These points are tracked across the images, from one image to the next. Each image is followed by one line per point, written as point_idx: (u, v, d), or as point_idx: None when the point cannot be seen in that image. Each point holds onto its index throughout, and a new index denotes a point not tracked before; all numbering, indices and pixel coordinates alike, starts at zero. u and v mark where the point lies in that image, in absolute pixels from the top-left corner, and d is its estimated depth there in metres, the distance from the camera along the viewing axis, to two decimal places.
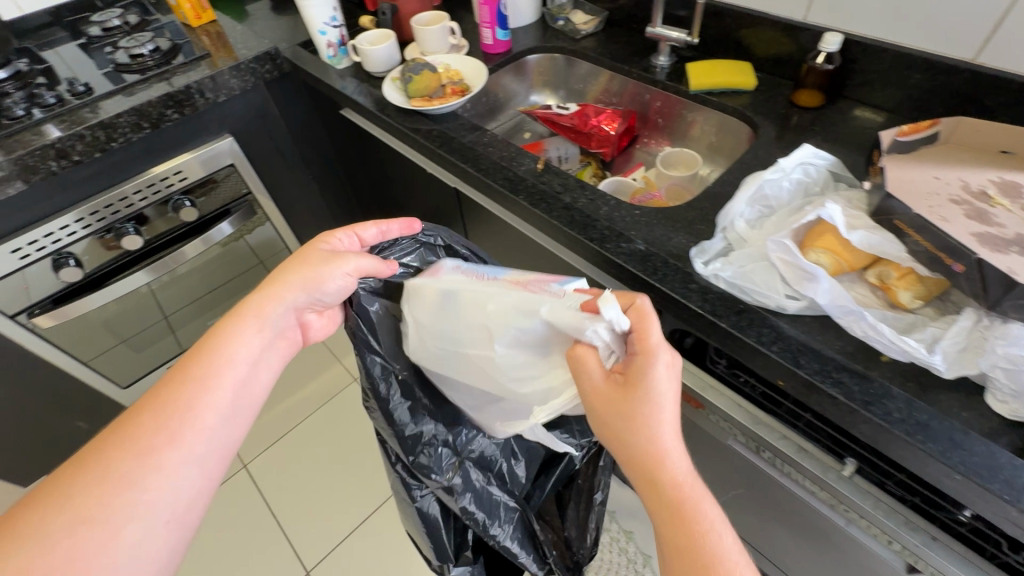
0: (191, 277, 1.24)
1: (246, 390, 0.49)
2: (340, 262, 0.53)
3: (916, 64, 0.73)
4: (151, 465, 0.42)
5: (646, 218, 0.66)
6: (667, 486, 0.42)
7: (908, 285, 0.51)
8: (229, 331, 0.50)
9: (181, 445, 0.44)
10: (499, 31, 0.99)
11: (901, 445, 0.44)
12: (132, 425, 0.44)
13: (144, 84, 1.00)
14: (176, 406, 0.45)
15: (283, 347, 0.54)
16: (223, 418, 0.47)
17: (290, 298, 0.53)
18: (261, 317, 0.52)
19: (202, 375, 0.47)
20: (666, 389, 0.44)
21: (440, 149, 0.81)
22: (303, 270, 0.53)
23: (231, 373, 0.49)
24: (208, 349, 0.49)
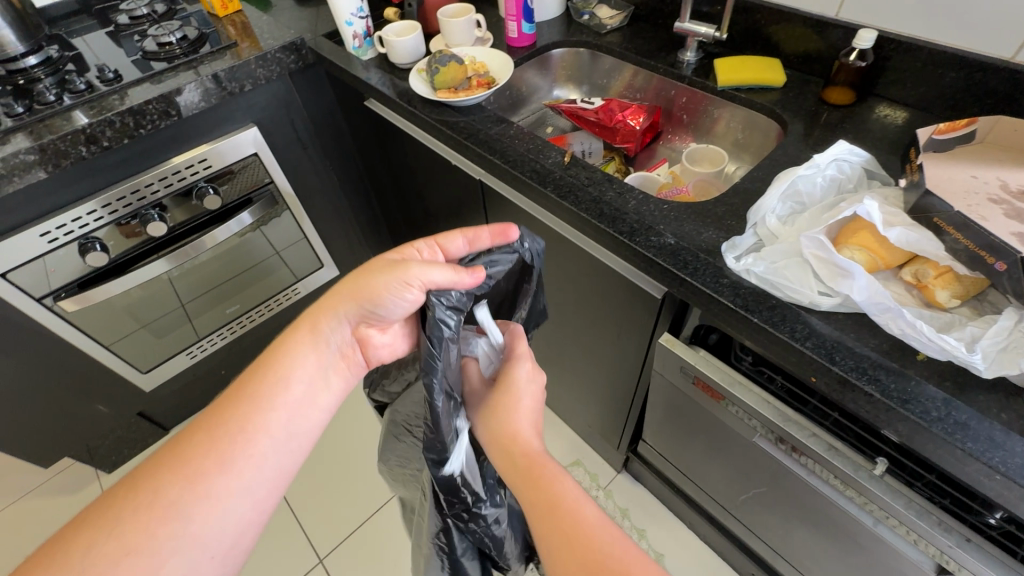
0: (212, 265, 1.25)
1: (301, 413, 0.49)
2: (405, 271, 0.48)
3: (951, 62, 0.72)
4: (198, 493, 0.43)
5: (675, 212, 0.65)
6: (520, 458, 0.51)
7: (946, 283, 0.50)
8: (289, 351, 0.50)
9: (230, 472, 0.45)
10: (524, 24, 0.99)
11: (938, 444, 0.44)
12: (184, 451, 0.44)
13: (172, 72, 1.01)
14: (228, 434, 0.46)
15: (341, 364, 0.53)
16: (275, 444, 0.47)
17: (345, 312, 0.52)
18: (317, 337, 0.51)
19: (258, 399, 0.48)
20: (519, 391, 0.56)
21: (467, 141, 0.81)
22: (363, 283, 0.50)
23: (286, 397, 0.49)
24: (265, 371, 0.49)
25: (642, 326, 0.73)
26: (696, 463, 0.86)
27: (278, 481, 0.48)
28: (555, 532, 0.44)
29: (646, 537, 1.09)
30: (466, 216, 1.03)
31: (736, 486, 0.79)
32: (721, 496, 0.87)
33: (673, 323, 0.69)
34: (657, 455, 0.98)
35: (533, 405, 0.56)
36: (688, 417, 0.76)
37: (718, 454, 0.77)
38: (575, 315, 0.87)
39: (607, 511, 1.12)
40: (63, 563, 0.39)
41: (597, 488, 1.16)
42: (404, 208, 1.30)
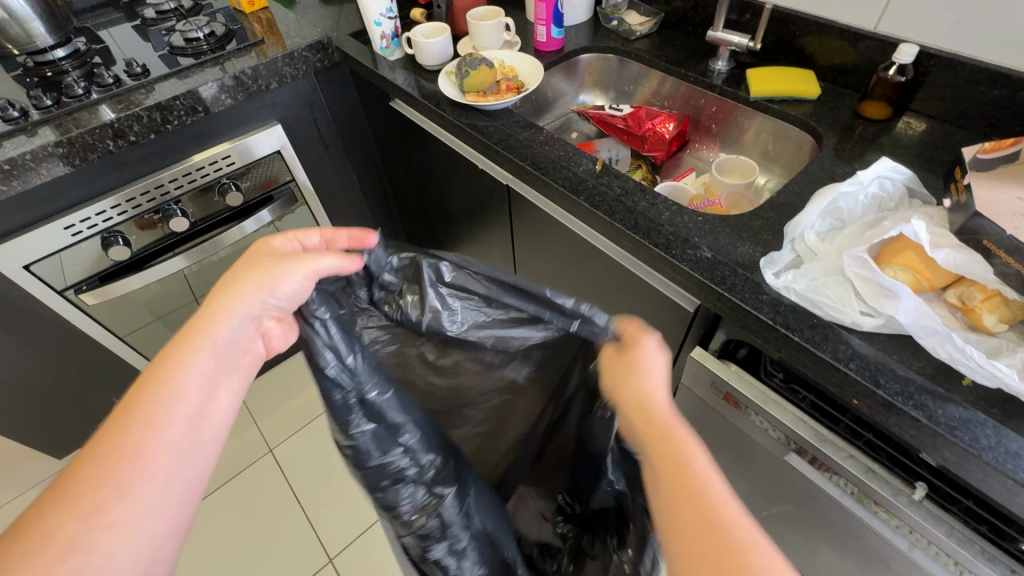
0: (230, 260, 1.25)
1: (201, 424, 0.43)
2: (293, 262, 0.47)
3: (994, 79, 0.71)
4: (91, 528, 0.37)
5: (710, 225, 0.64)
6: (655, 424, 0.42)
7: (993, 307, 0.49)
8: (176, 358, 0.44)
9: (127, 494, 0.38)
10: (553, 28, 0.98)
11: (985, 471, 0.43)
12: (70, 487, 0.38)
13: (198, 68, 1.01)
14: (121, 457, 0.39)
15: (243, 364, 0.48)
16: (178, 456, 0.41)
17: (243, 308, 0.47)
18: (209, 341, 0.46)
19: (148, 414, 0.41)
20: (658, 355, 0.46)
21: (497, 145, 0.80)
22: (239, 282, 0.47)
23: (173, 408, 0.42)
24: (153, 381, 0.43)
25: (672, 339, 0.72)
26: None
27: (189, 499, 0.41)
28: (689, 515, 0.36)
29: None
30: (488, 219, 1.03)
31: (757, 502, 0.79)
32: None
33: (703, 335, 0.69)
34: None
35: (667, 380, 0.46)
36: (713, 432, 0.75)
37: (742, 470, 0.76)
38: None
39: None
40: None
41: None
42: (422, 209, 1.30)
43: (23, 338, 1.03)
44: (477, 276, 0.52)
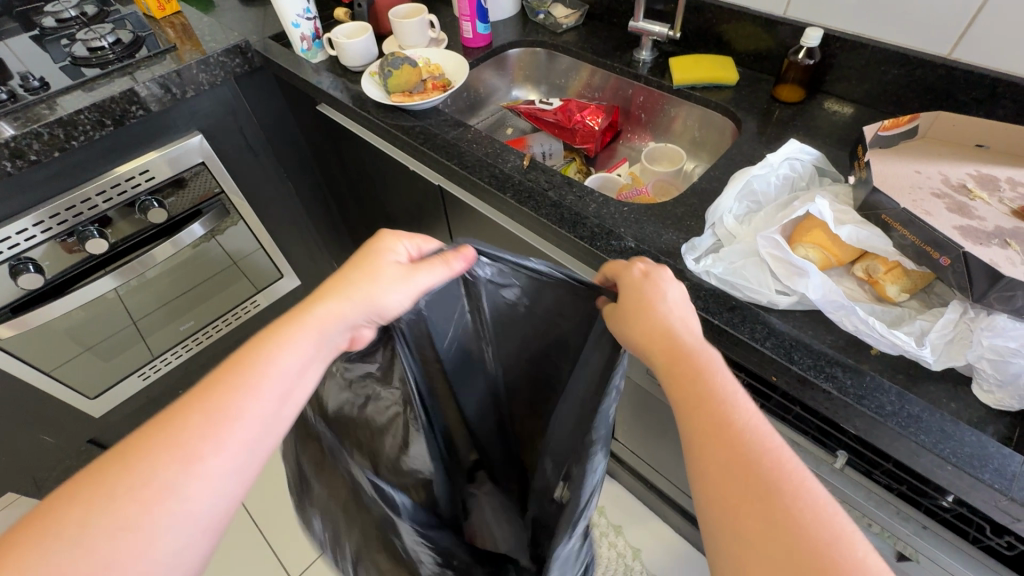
0: (161, 281, 1.19)
1: (286, 400, 0.43)
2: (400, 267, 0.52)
3: (893, 59, 0.74)
4: (194, 470, 0.37)
5: (635, 215, 0.65)
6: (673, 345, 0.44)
7: (895, 278, 0.51)
8: (289, 333, 0.45)
9: (225, 453, 0.39)
10: (479, 24, 0.97)
11: (895, 438, 0.45)
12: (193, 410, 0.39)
13: (105, 79, 0.95)
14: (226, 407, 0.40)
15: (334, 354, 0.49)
16: (265, 424, 0.41)
17: (350, 312, 0.49)
18: (320, 323, 0.47)
19: (256, 377, 0.42)
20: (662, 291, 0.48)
21: (423, 146, 0.79)
22: (369, 282, 0.50)
23: (279, 379, 0.43)
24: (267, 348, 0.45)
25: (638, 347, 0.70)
26: (669, 461, 0.88)
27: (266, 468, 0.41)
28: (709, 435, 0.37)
29: (623, 533, 1.14)
30: (428, 223, 1.01)
31: None
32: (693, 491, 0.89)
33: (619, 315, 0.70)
34: (631, 454, 0.99)
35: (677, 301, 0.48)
36: (655, 417, 0.77)
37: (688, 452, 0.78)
38: None
39: None
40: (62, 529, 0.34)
41: None
42: (364, 216, 1.28)
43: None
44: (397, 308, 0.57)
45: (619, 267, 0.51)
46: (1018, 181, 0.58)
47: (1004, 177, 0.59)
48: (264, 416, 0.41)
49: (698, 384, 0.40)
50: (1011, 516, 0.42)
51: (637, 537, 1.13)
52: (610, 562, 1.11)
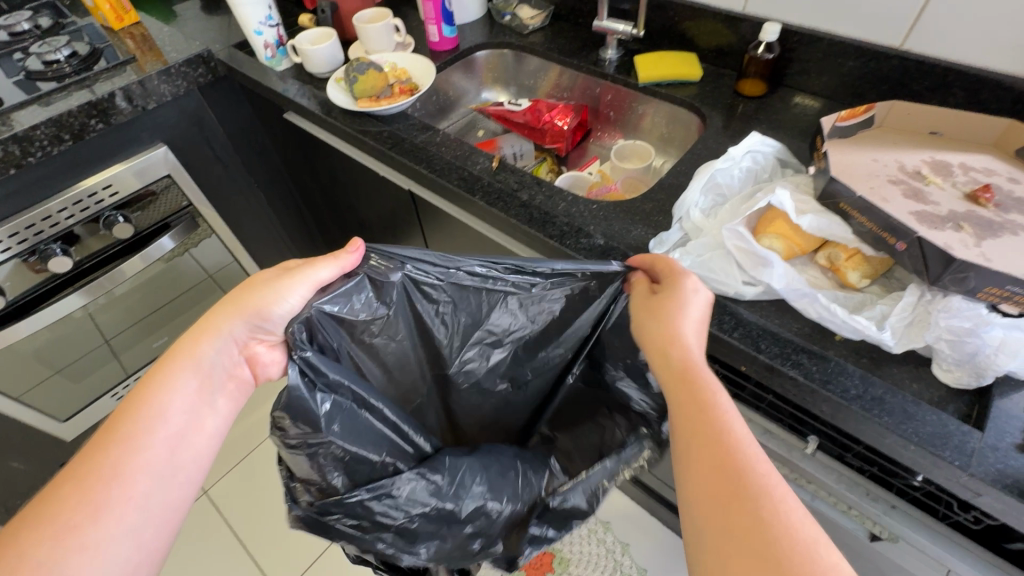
0: (130, 298, 1.16)
1: (177, 445, 0.49)
2: (292, 279, 0.55)
3: (848, 51, 0.76)
4: (75, 545, 0.42)
5: (604, 212, 0.65)
6: (676, 361, 0.46)
7: (856, 265, 0.53)
8: (165, 381, 0.51)
9: (102, 520, 0.44)
10: (445, 27, 0.97)
11: (860, 420, 0.46)
12: (73, 486, 0.44)
13: (62, 93, 0.92)
14: (108, 476, 0.45)
15: (229, 387, 0.54)
16: (155, 478, 0.47)
17: (230, 331, 0.54)
18: (194, 360, 0.53)
19: (135, 437, 0.47)
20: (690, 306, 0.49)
21: (391, 151, 0.78)
22: (245, 300, 0.54)
23: (163, 433, 0.48)
24: (140, 405, 0.49)
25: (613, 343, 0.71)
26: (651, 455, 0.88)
27: (169, 513, 0.47)
28: (707, 444, 0.40)
29: (611, 529, 1.15)
30: (402, 230, 1.01)
31: None
32: None
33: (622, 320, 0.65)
34: None
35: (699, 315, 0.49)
36: None
37: None
38: None
39: None
40: None
41: None
42: (339, 224, 1.27)
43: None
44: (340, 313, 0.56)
45: (674, 270, 0.51)
46: (970, 166, 0.60)
47: (958, 163, 0.61)
48: (151, 470, 0.47)
49: (695, 395, 0.43)
50: (971, 491, 0.43)
51: (625, 532, 1.14)
52: (599, 559, 1.11)
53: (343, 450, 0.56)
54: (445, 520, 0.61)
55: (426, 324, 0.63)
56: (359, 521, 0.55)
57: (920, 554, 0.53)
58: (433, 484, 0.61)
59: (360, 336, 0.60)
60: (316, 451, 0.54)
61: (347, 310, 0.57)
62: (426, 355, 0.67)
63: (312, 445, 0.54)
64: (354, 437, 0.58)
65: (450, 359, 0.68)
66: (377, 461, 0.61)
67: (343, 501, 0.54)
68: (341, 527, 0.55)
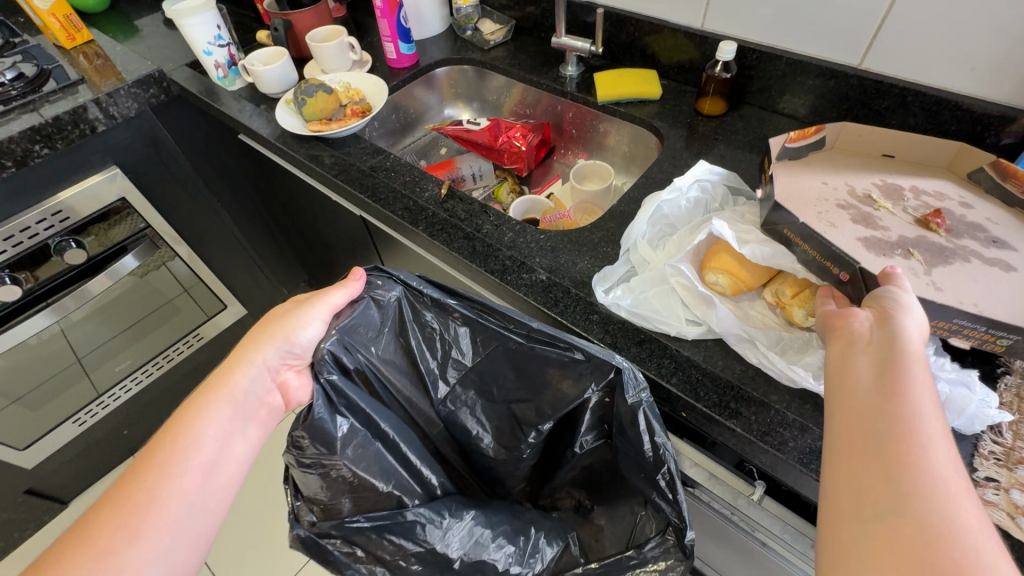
0: (87, 324, 1.14)
1: (212, 473, 0.47)
2: (312, 307, 0.54)
3: (808, 70, 0.73)
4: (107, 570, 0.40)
5: (552, 243, 0.63)
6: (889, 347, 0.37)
7: (802, 303, 0.50)
8: (200, 410, 0.49)
9: (140, 542, 0.42)
10: (401, 44, 0.94)
11: (798, 475, 0.44)
12: (104, 515, 0.42)
13: (7, 117, 0.90)
14: (139, 504, 0.43)
15: (261, 416, 0.52)
16: (190, 504, 0.45)
17: (263, 359, 0.52)
18: (228, 390, 0.51)
19: (167, 464, 0.45)
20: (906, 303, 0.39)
21: (338, 178, 0.75)
22: (274, 327, 0.53)
23: (197, 460, 0.46)
24: (174, 431, 0.47)
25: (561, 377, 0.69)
26: None
27: (196, 545, 0.45)
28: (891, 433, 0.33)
29: None
30: (363, 255, 0.98)
31: None
32: None
33: None
34: None
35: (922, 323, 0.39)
36: None
37: None
38: None
39: None
40: None
41: None
42: (305, 243, 1.24)
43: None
44: (358, 338, 0.56)
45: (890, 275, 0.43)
46: (924, 194, 0.58)
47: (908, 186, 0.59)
48: (185, 497, 0.45)
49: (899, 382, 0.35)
50: None
51: None
52: None
53: (354, 476, 0.55)
54: (439, 568, 0.56)
55: (418, 359, 0.61)
56: (355, 552, 0.53)
57: None
58: (437, 529, 0.57)
59: (378, 363, 0.59)
60: (327, 472, 0.53)
61: (365, 335, 0.57)
62: (430, 400, 0.63)
63: (314, 467, 0.52)
64: (365, 465, 0.55)
65: (432, 402, 0.63)
66: (383, 490, 0.57)
67: (342, 523, 0.53)
68: (340, 558, 0.52)
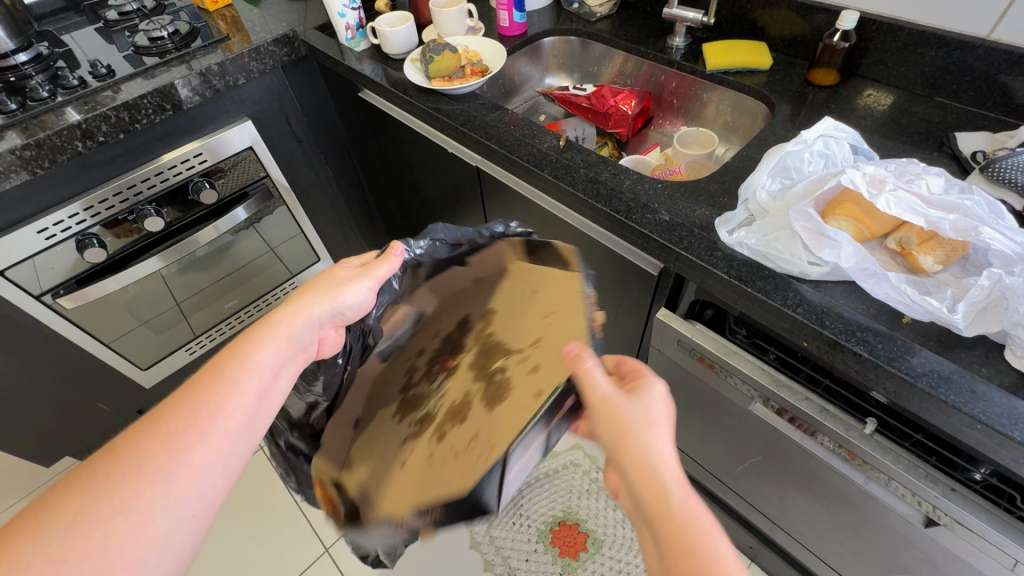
0: (207, 262, 1.25)
1: (263, 400, 0.48)
2: (364, 278, 0.56)
3: (931, 41, 0.74)
4: (183, 459, 0.41)
5: (669, 191, 0.67)
6: (649, 473, 0.42)
7: (929, 249, 0.53)
8: (255, 340, 0.50)
9: (208, 441, 0.43)
10: (515, 13, 1.00)
11: (924, 399, 0.47)
12: (169, 418, 0.43)
13: (164, 67, 1.00)
14: (204, 407, 0.44)
15: (301, 361, 0.53)
16: (248, 417, 0.46)
17: (317, 311, 0.54)
18: (287, 329, 0.52)
19: (232, 378, 0.47)
20: (645, 417, 0.44)
21: (463, 128, 0.82)
22: (332, 287, 0.55)
23: (252, 384, 0.47)
24: (238, 352, 0.49)
25: (638, 302, 0.76)
26: (695, 438, 0.90)
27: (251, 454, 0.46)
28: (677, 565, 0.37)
29: None
30: (463, 208, 1.06)
31: (733, 457, 0.83)
32: (719, 472, 0.91)
33: (670, 298, 0.72)
34: None
35: (666, 436, 0.44)
36: (685, 394, 0.79)
37: (715, 428, 0.81)
38: None
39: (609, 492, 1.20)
40: (59, 526, 0.36)
41: (597, 469, 1.23)
42: (400, 200, 1.33)
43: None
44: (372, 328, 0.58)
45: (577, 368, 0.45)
46: None
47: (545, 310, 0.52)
48: (244, 409, 0.46)
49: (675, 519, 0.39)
50: None
51: None
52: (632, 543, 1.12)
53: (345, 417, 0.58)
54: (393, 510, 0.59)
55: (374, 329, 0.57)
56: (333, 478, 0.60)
57: (979, 541, 0.52)
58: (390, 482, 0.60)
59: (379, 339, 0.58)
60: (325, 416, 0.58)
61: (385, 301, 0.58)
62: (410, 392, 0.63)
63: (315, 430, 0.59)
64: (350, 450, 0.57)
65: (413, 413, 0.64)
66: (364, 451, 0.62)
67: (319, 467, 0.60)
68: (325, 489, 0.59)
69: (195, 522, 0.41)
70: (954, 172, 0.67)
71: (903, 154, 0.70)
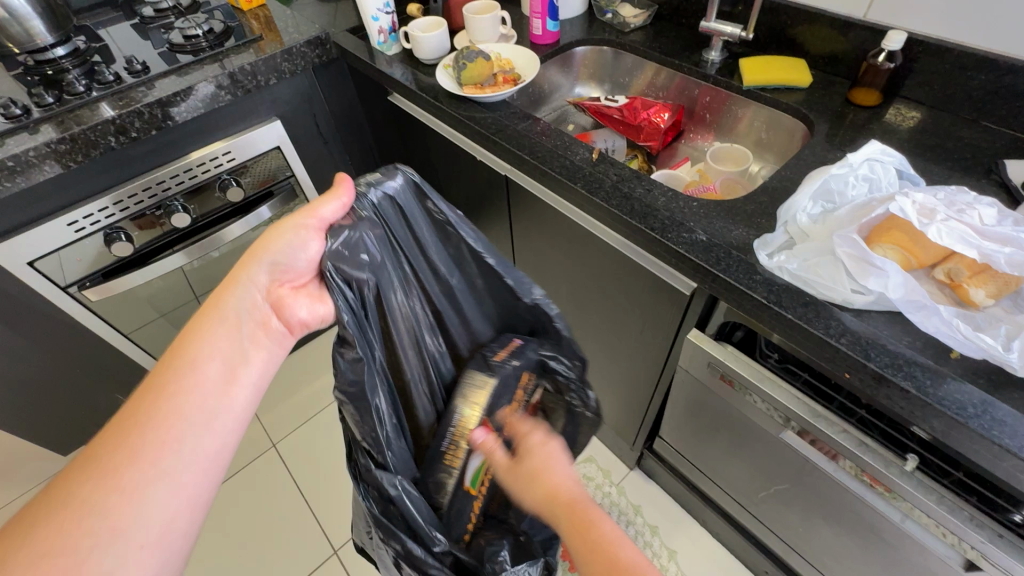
0: (228, 259, 1.26)
1: (207, 403, 0.47)
2: (298, 222, 0.52)
3: (982, 64, 0.72)
4: (112, 488, 0.40)
5: (704, 210, 0.66)
6: (558, 500, 0.52)
7: (981, 283, 0.51)
8: (196, 336, 0.49)
9: (142, 463, 0.42)
10: (549, 21, 0.99)
11: (973, 439, 0.45)
12: (101, 447, 0.41)
13: (198, 65, 1.01)
14: (140, 425, 0.43)
15: (257, 335, 0.53)
16: (192, 425, 0.45)
17: (251, 279, 0.52)
18: (220, 315, 0.51)
19: (170, 387, 0.45)
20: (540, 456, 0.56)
21: (495, 136, 0.81)
22: (257, 249, 0.52)
23: (196, 389, 0.46)
24: (176, 359, 0.47)
25: (665, 320, 0.74)
26: (715, 459, 0.88)
27: (205, 468, 0.45)
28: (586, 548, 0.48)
29: (659, 534, 1.12)
30: (487, 215, 1.05)
31: (757, 482, 0.81)
32: (739, 495, 0.89)
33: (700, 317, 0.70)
34: (673, 453, 1.00)
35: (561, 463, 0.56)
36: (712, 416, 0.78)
37: (740, 452, 0.80)
38: (598, 314, 0.89)
39: (621, 507, 1.17)
40: None
41: (609, 484, 1.20)
42: None
43: (15, 330, 1.01)
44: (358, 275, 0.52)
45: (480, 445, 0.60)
46: None
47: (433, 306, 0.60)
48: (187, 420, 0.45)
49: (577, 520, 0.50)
50: None
51: (673, 539, 1.11)
52: None
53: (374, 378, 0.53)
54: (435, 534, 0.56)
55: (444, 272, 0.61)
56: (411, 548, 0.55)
57: None
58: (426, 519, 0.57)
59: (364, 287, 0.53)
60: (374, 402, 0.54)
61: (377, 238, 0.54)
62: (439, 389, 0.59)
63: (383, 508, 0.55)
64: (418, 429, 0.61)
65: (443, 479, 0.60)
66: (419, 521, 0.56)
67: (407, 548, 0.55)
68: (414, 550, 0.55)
69: (157, 535, 0.41)
70: (1004, 201, 0.64)
71: (949, 180, 0.68)
